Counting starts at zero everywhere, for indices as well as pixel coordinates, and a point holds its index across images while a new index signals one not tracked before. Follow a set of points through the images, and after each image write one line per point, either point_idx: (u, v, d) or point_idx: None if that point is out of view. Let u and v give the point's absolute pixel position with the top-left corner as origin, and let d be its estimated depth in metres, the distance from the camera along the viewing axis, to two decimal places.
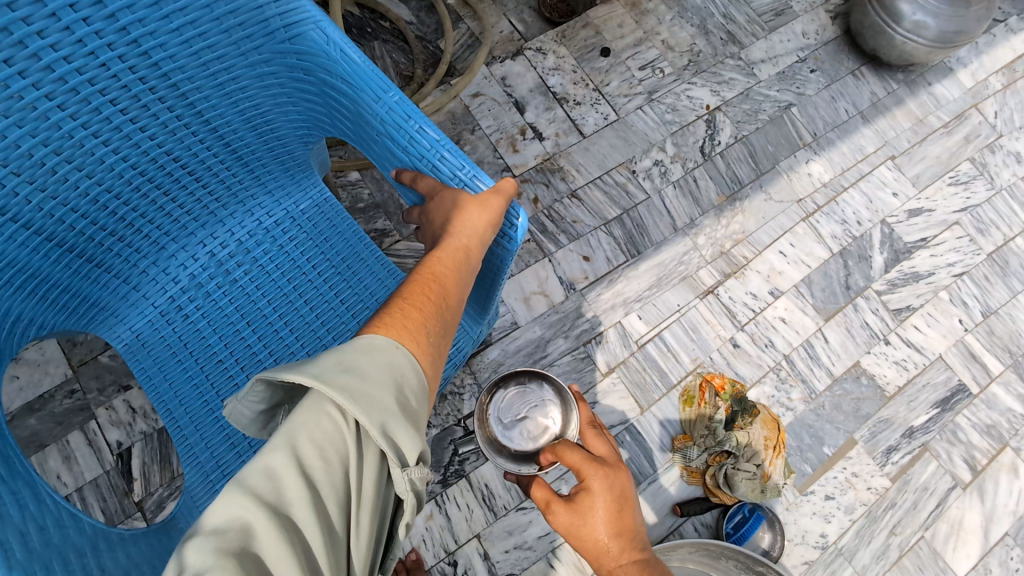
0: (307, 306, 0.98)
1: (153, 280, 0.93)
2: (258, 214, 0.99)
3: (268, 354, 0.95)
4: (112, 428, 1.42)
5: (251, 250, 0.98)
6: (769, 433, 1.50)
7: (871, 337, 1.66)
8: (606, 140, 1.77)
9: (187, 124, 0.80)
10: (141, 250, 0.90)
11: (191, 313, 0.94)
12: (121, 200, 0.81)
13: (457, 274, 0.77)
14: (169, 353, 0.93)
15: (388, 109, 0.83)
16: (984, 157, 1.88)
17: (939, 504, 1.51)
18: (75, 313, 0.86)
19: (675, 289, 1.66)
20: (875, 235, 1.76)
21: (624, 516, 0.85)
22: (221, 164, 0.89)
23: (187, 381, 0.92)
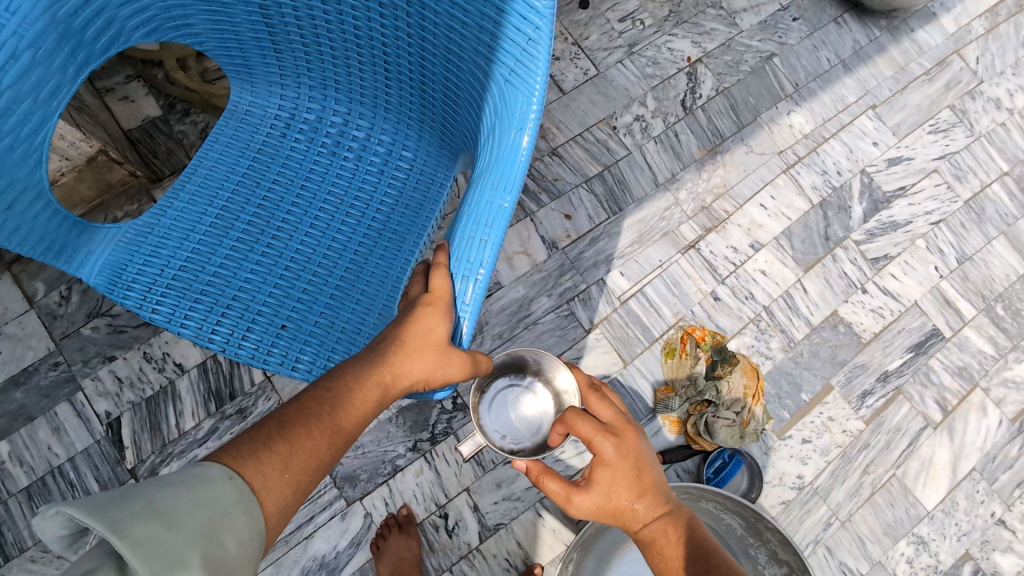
0: (323, 252, 1.04)
1: (292, 92, 1.10)
2: (403, 138, 1.11)
3: (280, 235, 1.04)
4: (99, 399, 1.43)
5: (363, 154, 1.10)
6: (749, 381, 1.54)
7: (849, 286, 1.69)
8: (586, 96, 1.74)
9: (364, 21, 0.91)
10: (313, 70, 1.05)
11: (292, 138, 1.09)
12: (281, 27, 0.96)
13: (356, 410, 0.79)
14: (252, 146, 1.08)
15: (488, 200, 0.84)
16: (964, 104, 1.87)
17: (910, 443, 1.57)
18: (230, 58, 1.03)
19: (657, 245, 1.67)
20: (855, 185, 1.77)
21: (640, 474, 0.90)
22: (390, 73, 1.00)
23: (232, 182, 1.05)
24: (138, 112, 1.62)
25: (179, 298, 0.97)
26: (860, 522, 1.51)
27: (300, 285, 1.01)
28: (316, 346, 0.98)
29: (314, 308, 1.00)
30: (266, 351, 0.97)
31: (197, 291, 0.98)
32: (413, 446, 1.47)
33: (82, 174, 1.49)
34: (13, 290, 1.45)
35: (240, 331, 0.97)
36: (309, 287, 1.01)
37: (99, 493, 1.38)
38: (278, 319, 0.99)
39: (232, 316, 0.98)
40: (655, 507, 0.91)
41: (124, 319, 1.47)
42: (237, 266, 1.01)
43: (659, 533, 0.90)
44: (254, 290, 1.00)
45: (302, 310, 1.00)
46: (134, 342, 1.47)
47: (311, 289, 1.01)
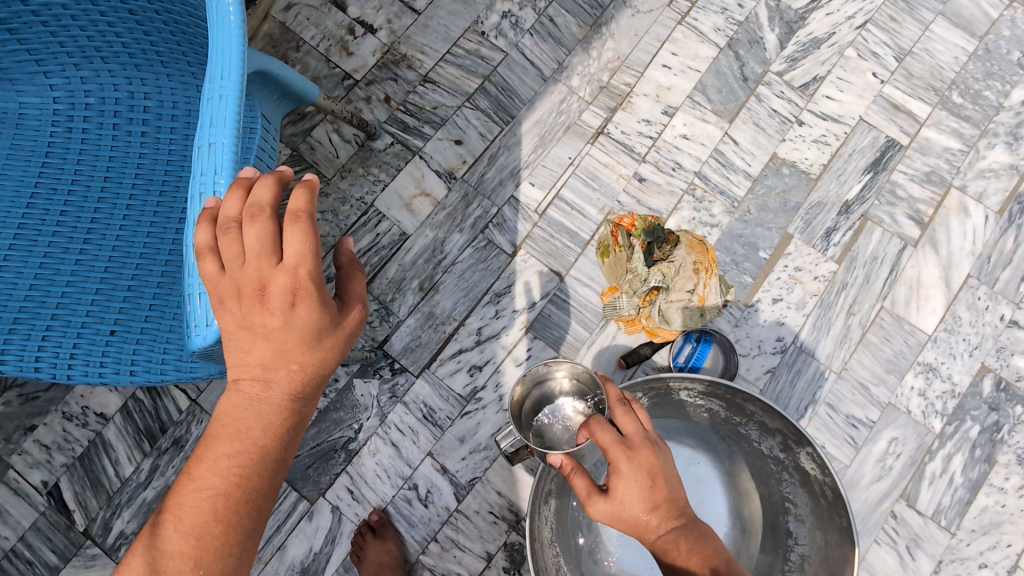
0: (141, 250, 0.91)
1: (61, 80, 0.94)
2: (197, 96, 0.97)
3: (81, 242, 0.91)
4: (32, 470, 1.36)
5: (159, 124, 0.96)
6: (697, 256, 1.37)
7: (783, 123, 1.50)
8: (444, 10, 1.58)
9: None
10: (63, 47, 0.89)
11: (79, 133, 0.95)
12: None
13: (269, 353, 0.59)
14: (33, 149, 0.94)
15: (111, 296, 0.89)
16: None
17: (893, 270, 1.41)
18: None
19: (562, 143, 1.50)
20: (761, 13, 1.55)
21: (661, 493, 0.77)
22: (153, 38, 0.90)
23: (18, 196, 0.91)
24: None
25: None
26: (858, 368, 1.36)
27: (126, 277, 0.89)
28: (153, 338, 0.88)
29: (144, 300, 0.89)
30: (99, 365, 0.85)
31: (9, 320, 0.85)
32: (362, 427, 1.36)
33: None
34: None
35: (65, 351, 0.85)
36: (138, 272, 0.90)
37: (60, 563, 1.32)
38: (106, 324, 0.87)
39: (52, 334, 0.86)
40: (699, 540, 0.76)
41: (33, 385, 1.40)
42: (52, 271, 0.89)
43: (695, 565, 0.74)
44: (72, 304, 0.87)
45: (132, 307, 0.89)
46: (50, 405, 1.39)
47: (140, 276, 0.90)
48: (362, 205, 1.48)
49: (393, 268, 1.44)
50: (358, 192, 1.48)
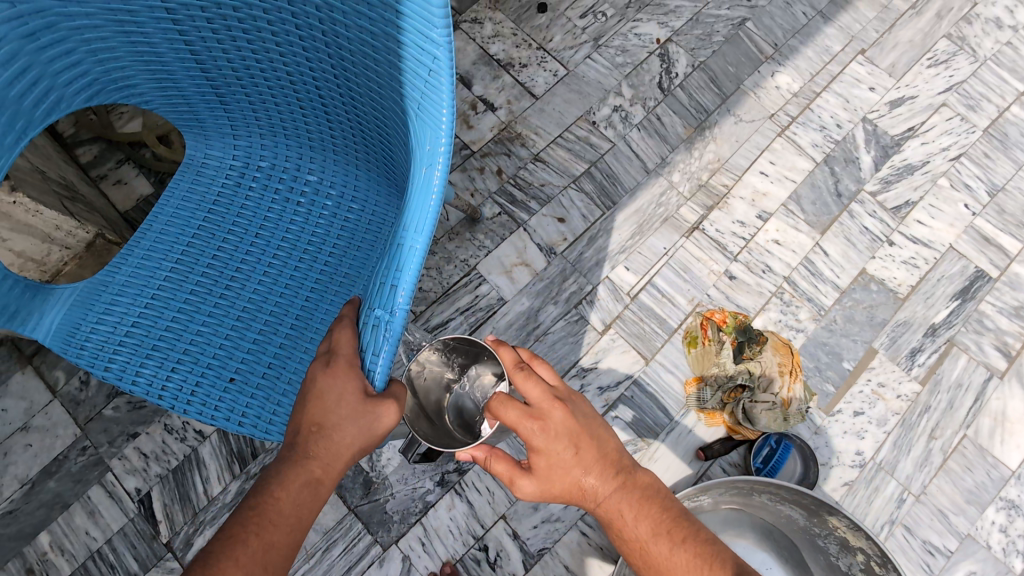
0: (269, 308, 0.97)
1: (244, 144, 1.05)
2: (352, 182, 1.04)
3: (222, 288, 0.98)
4: (128, 476, 1.44)
5: (313, 199, 1.03)
6: (783, 358, 1.41)
7: (874, 241, 1.56)
8: (560, 97, 1.71)
9: (248, 14, 0.83)
10: (255, 117, 1.01)
11: (245, 190, 1.04)
12: (185, 13, 0.84)
13: (331, 458, 0.72)
14: (207, 197, 1.03)
15: (229, 347, 0.94)
16: (962, 30, 1.74)
17: (977, 399, 1.43)
18: (176, 113, 1.00)
19: (659, 233, 1.58)
20: (859, 135, 1.65)
21: (587, 455, 0.78)
22: (333, 122, 0.97)
23: (185, 236, 1.01)
24: (132, 192, 1.72)
25: (131, 354, 0.93)
26: (937, 494, 1.37)
27: (253, 332, 0.95)
28: (265, 396, 0.92)
29: (262, 360, 0.94)
30: (214, 408, 0.91)
31: (151, 346, 0.94)
32: (441, 480, 1.41)
33: (84, 260, 1.46)
34: (37, 382, 1.50)
35: (190, 388, 0.92)
36: (263, 330, 0.96)
37: (141, 571, 1.38)
38: (227, 370, 0.93)
39: (181, 368, 0.93)
40: (637, 496, 0.80)
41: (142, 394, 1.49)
42: (195, 310, 0.96)
43: (628, 517, 0.80)
44: (204, 343, 0.95)
45: (252, 361, 0.94)
46: (154, 415, 1.48)
47: (264, 334, 0.95)
48: (465, 267, 1.57)
49: (487, 331, 1.52)
50: (464, 254, 1.57)
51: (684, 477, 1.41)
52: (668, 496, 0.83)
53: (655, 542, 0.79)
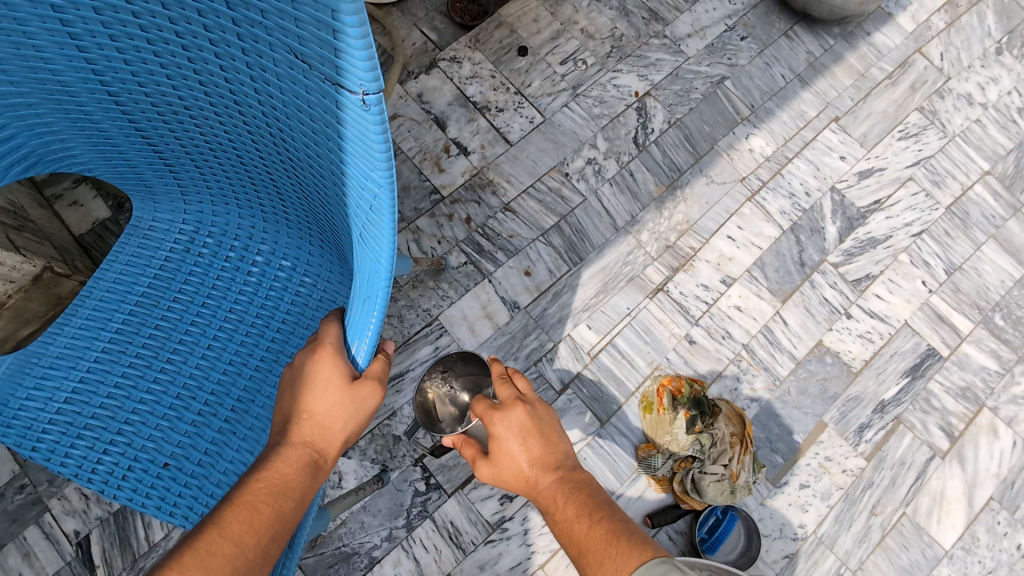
0: (210, 387, 0.94)
1: (195, 208, 1.02)
2: (304, 258, 1.02)
3: (162, 362, 0.95)
4: (67, 518, 1.40)
5: (264, 272, 1.00)
6: (735, 430, 1.43)
7: (832, 313, 1.59)
8: (535, 145, 1.70)
9: (192, 99, 0.79)
10: (205, 181, 0.97)
11: (193, 256, 1.00)
12: (124, 92, 0.80)
13: (323, 415, 0.67)
14: (152, 263, 1.00)
15: (167, 429, 0.92)
16: (934, 104, 1.78)
17: (919, 477, 1.47)
18: (121, 176, 0.97)
19: (623, 292, 1.59)
20: (826, 205, 1.68)
21: (541, 449, 0.79)
22: (285, 199, 0.95)
23: (126, 304, 0.97)
24: (88, 216, 1.66)
25: (58, 435, 0.89)
26: (873, 570, 1.41)
27: (192, 412, 0.93)
28: (200, 482, 0.90)
29: (199, 445, 0.92)
30: (145, 495, 0.88)
31: (79, 425, 0.89)
32: (388, 536, 1.40)
33: (30, 293, 1.42)
34: None
35: (118, 473, 0.88)
36: (202, 411, 0.93)
37: None
38: (161, 455, 0.90)
39: (112, 451, 0.89)
40: (571, 487, 0.77)
41: None
42: (130, 387, 0.93)
43: (568, 517, 0.74)
44: (139, 423, 0.91)
45: (187, 445, 0.91)
46: None
47: (203, 416, 0.93)
48: (427, 316, 1.55)
49: None
50: (426, 303, 1.55)
51: None
52: (602, 494, 0.76)
53: (587, 526, 0.72)
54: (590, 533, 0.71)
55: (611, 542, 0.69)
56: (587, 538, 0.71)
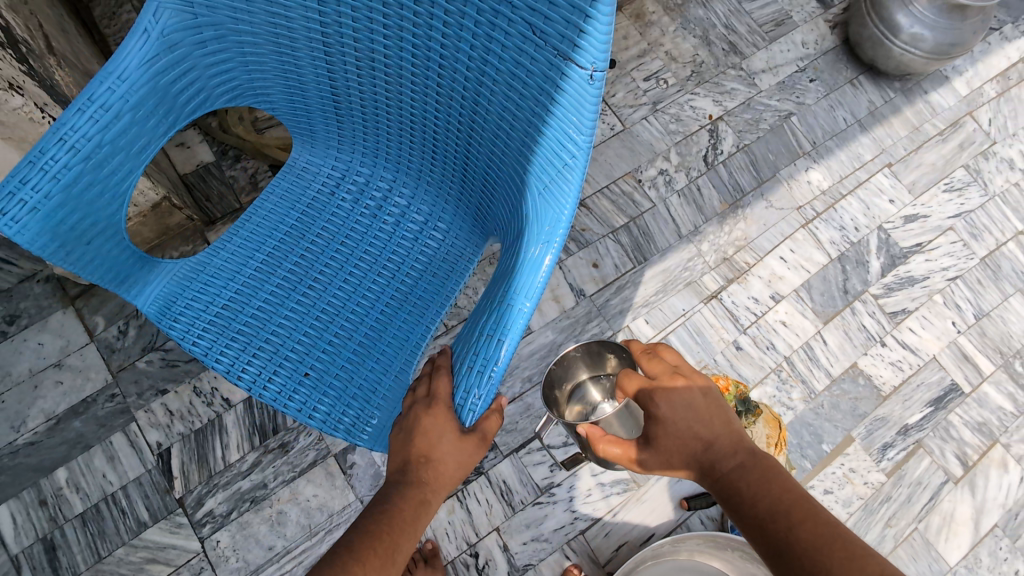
0: (347, 314, 1.06)
1: (345, 158, 1.15)
2: (435, 215, 1.13)
3: (305, 286, 1.07)
4: (152, 429, 1.51)
5: (400, 223, 1.13)
6: (772, 432, 1.55)
7: (868, 339, 1.73)
8: (613, 150, 1.85)
9: (397, 61, 0.88)
10: (363, 136, 1.10)
11: (338, 200, 1.14)
12: (337, 46, 0.91)
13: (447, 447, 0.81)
14: (303, 199, 1.14)
15: (309, 344, 1.03)
16: (979, 164, 1.93)
17: (932, 497, 1.60)
18: (293, 119, 1.09)
19: (681, 294, 1.72)
20: (872, 241, 1.83)
21: (712, 424, 0.83)
22: (435, 161, 1.06)
23: (279, 232, 1.11)
24: (194, 158, 1.80)
25: (217, 335, 1.01)
26: None
27: (330, 333, 1.04)
28: (335, 394, 1.00)
29: (336, 362, 1.02)
30: (288, 397, 0.99)
31: (234, 330, 1.02)
32: None
33: (146, 219, 1.58)
34: (77, 324, 1.57)
35: (266, 374, 1.00)
36: (338, 333, 1.04)
37: (149, 521, 1.44)
38: (302, 366, 1.01)
39: (261, 355, 1.01)
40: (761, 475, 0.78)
41: (176, 354, 1.57)
42: (279, 304, 1.05)
43: (750, 486, 0.78)
44: (284, 336, 1.03)
45: (326, 360, 1.02)
46: (185, 376, 1.56)
47: (339, 337, 1.04)
48: None
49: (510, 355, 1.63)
50: None
51: (662, 522, 1.53)
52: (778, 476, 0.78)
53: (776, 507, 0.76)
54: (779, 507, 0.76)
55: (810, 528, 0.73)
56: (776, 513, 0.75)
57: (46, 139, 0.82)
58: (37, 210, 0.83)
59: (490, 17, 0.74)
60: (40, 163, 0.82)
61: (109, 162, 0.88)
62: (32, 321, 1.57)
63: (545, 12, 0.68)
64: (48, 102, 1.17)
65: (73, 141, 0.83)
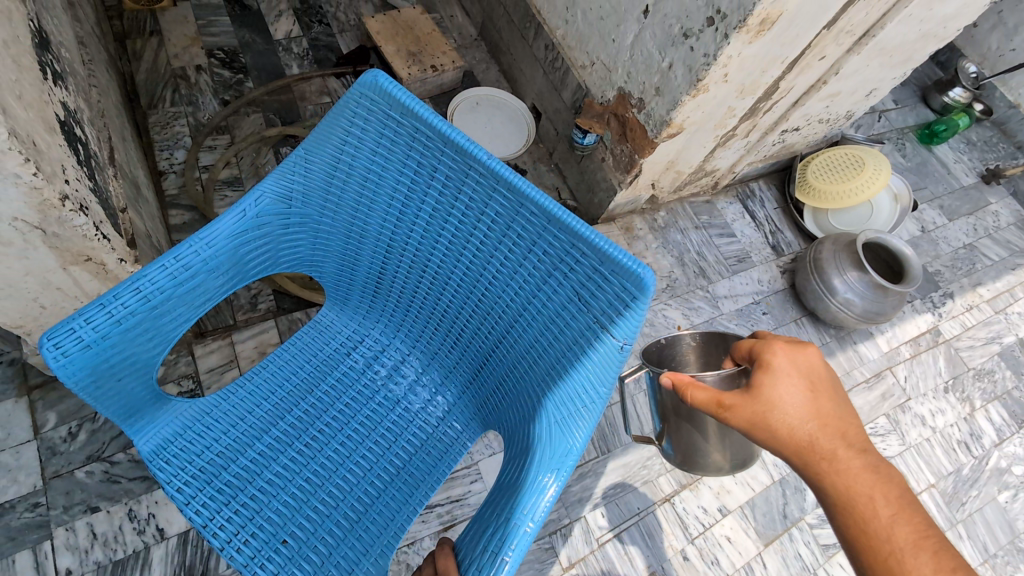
0: (339, 479, 1.09)
1: (368, 325, 1.27)
2: (439, 394, 1.23)
3: (302, 442, 1.11)
4: (65, 553, 1.43)
5: (406, 395, 1.21)
6: None
7: (804, 569, 1.81)
8: None
9: (449, 273, 1.05)
10: (392, 311, 1.23)
11: (352, 361, 1.23)
12: (400, 249, 1.08)
13: None
14: (318, 355, 1.22)
15: (295, 508, 1.04)
16: (897, 414, 2.22)
17: None
18: (334, 286, 1.23)
19: (637, 492, 1.81)
20: None
21: (821, 401, 0.95)
22: (454, 349, 1.19)
23: (290, 383, 1.17)
24: None
25: (204, 484, 1.02)
26: None
27: (315, 499, 1.06)
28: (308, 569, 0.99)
29: (317, 532, 1.03)
30: (260, 564, 0.98)
31: (223, 480, 1.04)
32: None
33: None
34: (25, 418, 1.56)
35: (242, 536, 0.99)
36: (324, 499, 1.06)
37: None
38: (281, 531, 1.01)
39: (242, 513, 1.01)
40: (865, 470, 0.92)
41: (120, 469, 1.54)
42: (272, 458, 1.08)
43: (861, 494, 0.91)
44: (270, 494, 1.04)
45: (307, 529, 1.03)
46: (123, 496, 1.51)
47: (325, 504, 1.06)
48: (469, 459, 1.71)
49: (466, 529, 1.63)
50: (472, 447, 1.71)
51: None
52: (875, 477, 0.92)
53: (883, 515, 0.90)
54: (876, 508, 0.90)
55: (909, 536, 0.88)
56: (875, 512, 0.90)
57: (124, 284, 0.91)
58: (88, 347, 0.88)
59: (543, 272, 0.93)
60: (109, 306, 0.89)
61: (170, 310, 0.96)
62: None
63: (591, 287, 0.88)
64: (102, 222, 1.34)
65: (147, 290, 0.92)
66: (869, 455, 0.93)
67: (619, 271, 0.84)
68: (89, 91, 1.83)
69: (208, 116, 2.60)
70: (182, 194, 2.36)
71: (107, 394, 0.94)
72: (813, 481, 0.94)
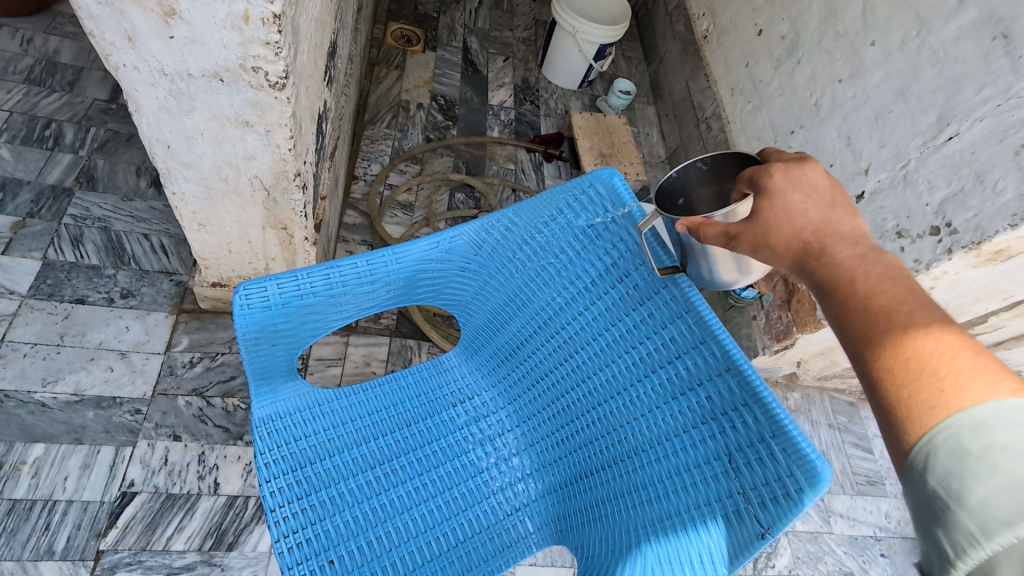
0: (400, 526, 1.05)
1: (484, 384, 1.25)
2: (523, 484, 1.15)
3: (382, 471, 1.09)
4: (136, 465, 1.51)
5: (494, 468, 1.16)
6: None
7: None
8: None
9: (592, 372, 1.02)
10: (513, 382, 1.21)
11: (456, 413, 1.21)
12: (554, 329, 1.07)
13: None
14: (430, 393, 1.22)
15: (350, 535, 1.01)
16: None
17: None
18: (472, 335, 1.24)
19: None
20: None
21: (833, 212, 0.70)
22: (557, 447, 1.12)
23: (396, 408, 1.18)
24: None
25: (290, 469, 1.04)
26: None
27: (373, 533, 1.02)
28: None
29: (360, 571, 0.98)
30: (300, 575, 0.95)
31: (304, 474, 1.04)
32: None
33: None
34: (165, 333, 1.74)
35: (298, 537, 0.98)
36: (380, 538, 1.02)
37: (58, 552, 1.37)
38: (330, 552, 0.98)
39: (306, 514, 1.01)
40: (886, 279, 0.64)
41: (213, 412, 1.64)
42: (352, 474, 1.07)
43: (874, 296, 0.63)
44: (336, 508, 1.03)
45: (353, 561, 0.99)
46: (204, 436, 1.59)
47: (379, 543, 1.02)
48: None
49: None
50: None
51: None
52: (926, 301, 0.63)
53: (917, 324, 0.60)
54: (898, 298, 0.62)
55: (969, 359, 0.57)
56: (901, 308, 0.62)
57: (319, 266, 0.99)
58: (268, 307, 0.96)
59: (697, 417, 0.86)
60: (300, 279, 0.97)
61: (341, 302, 1.03)
62: (139, 306, 1.77)
63: (748, 454, 0.79)
64: (310, 202, 1.52)
65: (333, 279, 1.00)
66: (895, 263, 0.66)
67: (793, 454, 0.75)
68: (341, 96, 2.15)
69: (410, 145, 2.93)
70: (363, 199, 2.64)
71: (259, 353, 1.01)
72: (836, 303, 0.66)
